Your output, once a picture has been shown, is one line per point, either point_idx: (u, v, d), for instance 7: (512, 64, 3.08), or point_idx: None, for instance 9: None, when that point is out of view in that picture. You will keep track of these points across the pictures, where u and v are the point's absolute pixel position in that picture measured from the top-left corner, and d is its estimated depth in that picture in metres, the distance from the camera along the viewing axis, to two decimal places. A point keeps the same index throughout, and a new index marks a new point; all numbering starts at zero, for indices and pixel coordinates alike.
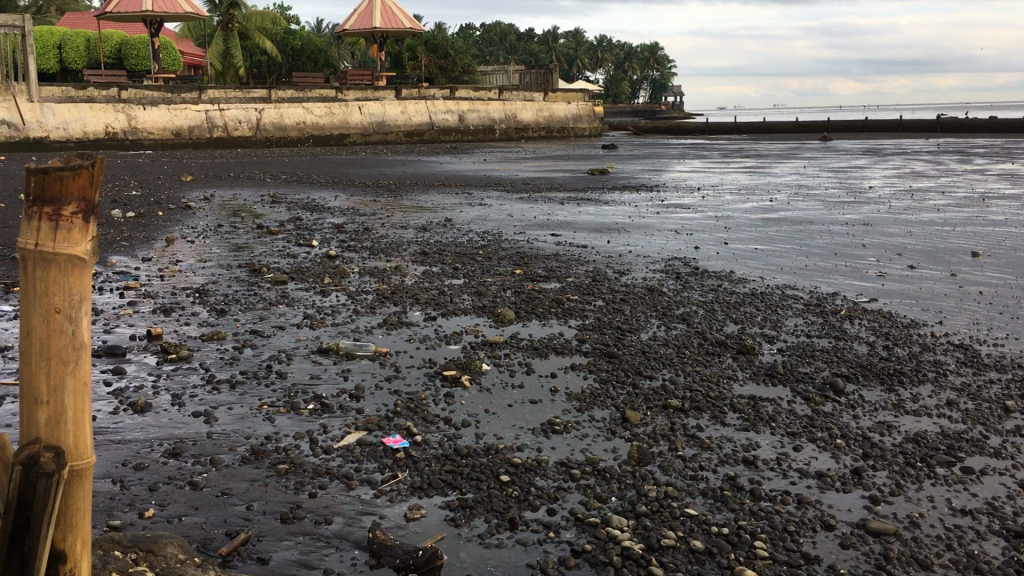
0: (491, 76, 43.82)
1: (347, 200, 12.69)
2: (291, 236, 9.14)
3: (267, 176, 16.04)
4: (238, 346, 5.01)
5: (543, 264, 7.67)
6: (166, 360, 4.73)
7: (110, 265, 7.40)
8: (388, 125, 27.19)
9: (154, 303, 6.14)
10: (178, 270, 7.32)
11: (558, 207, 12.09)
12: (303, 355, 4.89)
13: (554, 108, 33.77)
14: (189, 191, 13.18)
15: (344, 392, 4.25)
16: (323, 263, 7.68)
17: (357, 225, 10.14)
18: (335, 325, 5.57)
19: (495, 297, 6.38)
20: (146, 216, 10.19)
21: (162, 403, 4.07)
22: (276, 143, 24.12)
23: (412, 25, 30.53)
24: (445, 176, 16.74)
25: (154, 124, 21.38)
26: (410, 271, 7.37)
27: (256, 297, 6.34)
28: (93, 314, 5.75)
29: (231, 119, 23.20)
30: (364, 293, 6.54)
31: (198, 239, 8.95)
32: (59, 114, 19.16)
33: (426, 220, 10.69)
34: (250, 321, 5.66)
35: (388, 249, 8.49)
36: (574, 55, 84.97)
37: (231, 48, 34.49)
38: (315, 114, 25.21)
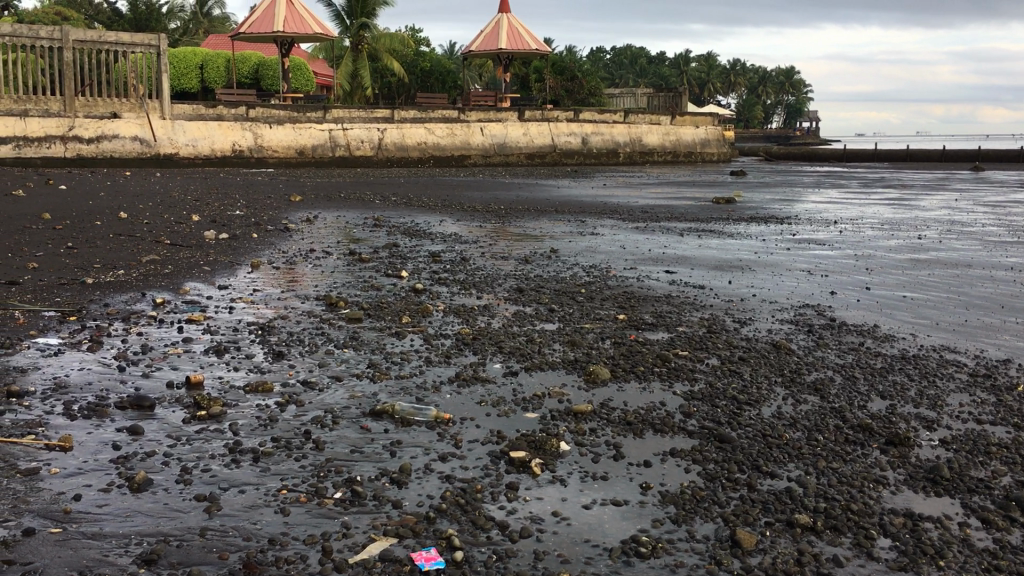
0: (620, 99, 42.78)
1: (455, 226, 12.01)
2: (382, 265, 8.52)
3: (379, 197, 15.61)
4: (281, 402, 4.31)
5: (651, 308, 6.74)
6: (194, 417, 4.07)
7: (181, 292, 6.89)
8: (510, 147, 26.55)
9: (210, 340, 5.55)
10: (252, 302, 6.75)
11: (676, 239, 11.11)
12: (351, 419, 4.13)
13: (681, 133, 32.55)
14: (294, 211, 12.80)
15: (385, 475, 3.46)
16: (407, 298, 7.00)
17: (456, 254, 9.44)
18: (400, 379, 4.82)
19: (590, 349, 5.49)
20: (240, 238, 9.78)
21: (167, 477, 3.37)
22: (398, 163, 23.80)
23: (539, 47, 29.88)
24: (560, 202, 15.93)
25: (279, 142, 21.39)
26: (501, 311, 6.59)
27: (321, 338, 5.67)
28: (140, 353, 5.17)
29: (354, 139, 23.01)
30: (443, 337, 5.79)
31: (287, 265, 8.43)
32: (189, 131, 19.29)
33: (531, 250, 9.90)
34: (306, 369, 4.98)
35: (482, 283, 7.74)
36: (705, 78, 82.95)
37: (360, 68, 34.81)
38: (437, 134, 24.86)
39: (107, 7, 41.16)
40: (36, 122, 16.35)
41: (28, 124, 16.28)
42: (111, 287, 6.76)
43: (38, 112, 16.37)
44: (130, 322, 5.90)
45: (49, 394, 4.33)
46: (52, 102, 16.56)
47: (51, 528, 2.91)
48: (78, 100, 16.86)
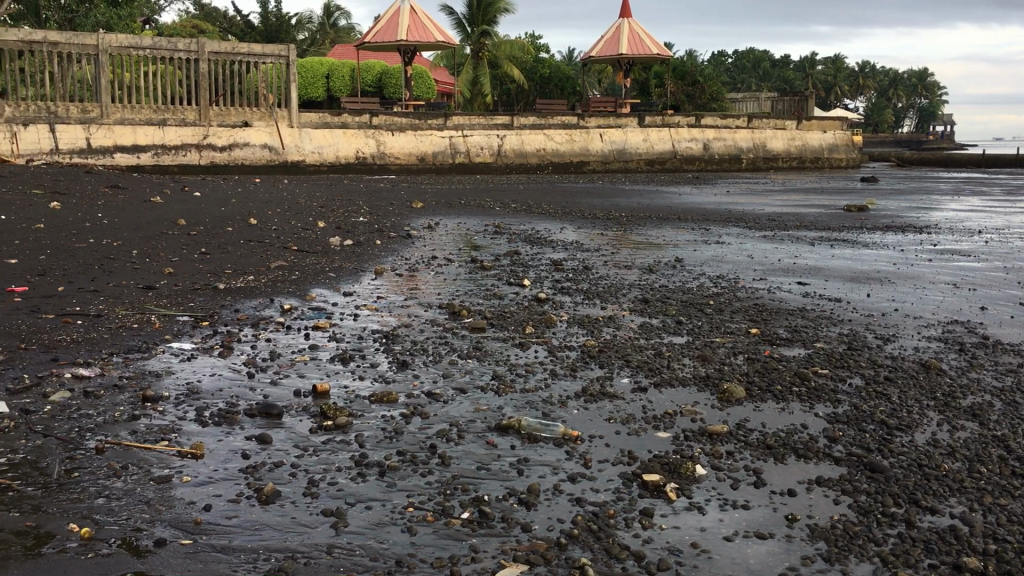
0: (743, 104, 41.83)
1: (575, 233, 11.88)
2: (503, 273, 8.46)
3: (499, 204, 15.60)
4: (407, 414, 4.25)
5: (785, 322, 6.43)
6: (321, 427, 4.04)
7: (308, 298, 6.97)
8: (630, 153, 26.20)
9: (335, 347, 5.56)
10: (376, 309, 6.77)
11: (806, 248, 10.67)
12: (477, 433, 4.03)
13: (808, 137, 31.42)
14: (415, 218, 12.91)
15: (513, 495, 3.33)
16: (531, 307, 6.90)
17: (578, 262, 9.29)
18: (525, 392, 4.70)
19: (722, 365, 5.25)
20: (364, 244, 9.90)
21: (294, 489, 3.33)
22: (517, 170, 23.81)
23: (661, 51, 29.39)
24: (682, 209, 15.57)
25: (401, 149, 21.71)
26: (626, 323, 6.41)
27: (445, 348, 5.61)
28: (268, 360, 5.21)
29: (474, 145, 23.13)
30: (568, 349, 5.64)
31: (409, 272, 8.45)
32: (315, 139, 19.78)
33: (654, 259, 9.67)
34: (431, 379, 4.92)
35: (606, 293, 7.57)
36: (832, 81, 80.27)
37: (480, 75, 35.08)
38: (556, 140, 24.74)
39: (240, 19, 42.85)
40: (174, 130, 17.04)
41: (166, 132, 16.96)
42: (241, 293, 6.89)
43: (176, 122, 17.07)
44: (259, 328, 5.98)
45: (183, 399, 4.38)
46: (188, 111, 17.22)
47: (183, 539, 2.90)
48: (212, 109, 17.50)
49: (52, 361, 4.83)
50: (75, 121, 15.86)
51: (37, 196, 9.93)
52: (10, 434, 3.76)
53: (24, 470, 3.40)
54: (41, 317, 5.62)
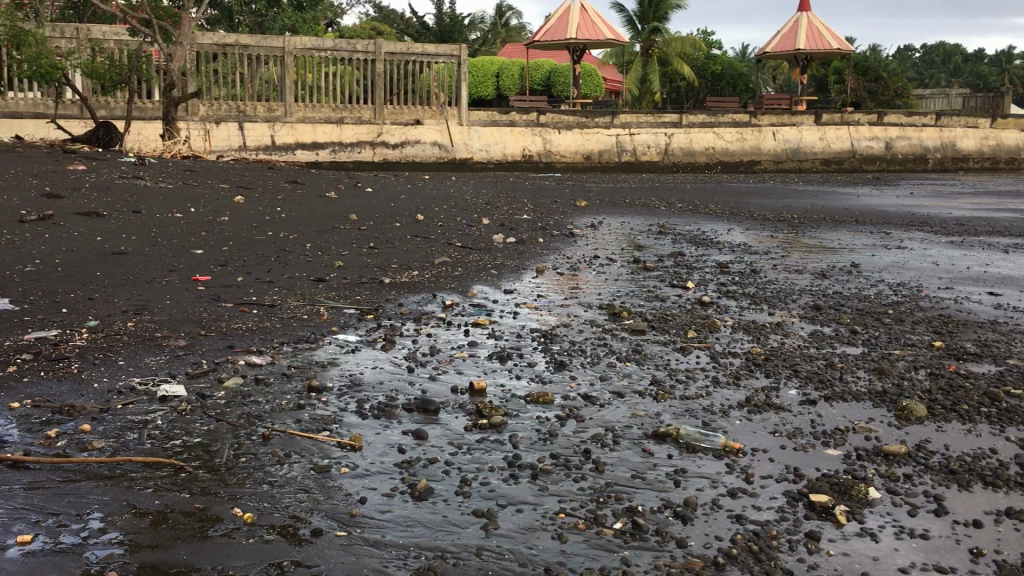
0: (931, 100, 39.69)
1: (744, 235, 11.50)
2: (667, 275, 8.27)
3: (665, 203, 15.31)
4: (562, 417, 4.19)
5: (972, 336, 5.96)
6: (476, 426, 4.04)
7: (469, 295, 7.03)
8: (805, 152, 25.08)
9: (494, 345, 5.57)
10: (536, 307, 6.76)
11: (999, 256, 9.90)
12: (633, 440, 3.92)
13: (1004, 136, 28.74)
14: (579, 217, 12.84)
15: (669, 507, 3.21)
16: (694, 311, 6.70)
17: (745, 265, 8.96)
18: (685, 399, 4.54)
19: (901, 380, 4.90)
20: (527, 242, 9.92)
21: (447, 487, 3.33)
22: (685, 169, 23.31)
23: (842, 46, 28.05)
24: (860, 212, 14.78)
25: (568, 148, 21.66)
26: (795, 330, 6.12)
27: (603, 349, 5.52)
28: (428, 355, 5.27)
29: (641, 143, 22.79)
30: (732, 355, 5.43)
31: (571, 271, 8.40)
32: (483, 137, 20.07)
33: (827, 263, 9.21)
34: (588, 381, 4.84)
35: (774, 298, 7.26)
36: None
37: (649, 73, 34.64)
38: (726, 139, 24.04)
39: (416, 20, 44.13)
40: (351, 128, 17.69)
41: (343, 130, 17.64)
42: (405, 288, 7.03)
43: (353, 120, 17.72)
44: (421, 322, 6.07)
45: (345, 391, 4.48)
46: (364, 110, 17.84)
47: (337, 531, 2.94)
48: (387, 108, 18.05)
49: (228, 348, 5.05)
50: (261, 120, 16.83)
51: (222, 190, 10.51)
52: (186, 417, 3.94)
53: (196, 453, 3.55)
54: (220, 305, 5.90)
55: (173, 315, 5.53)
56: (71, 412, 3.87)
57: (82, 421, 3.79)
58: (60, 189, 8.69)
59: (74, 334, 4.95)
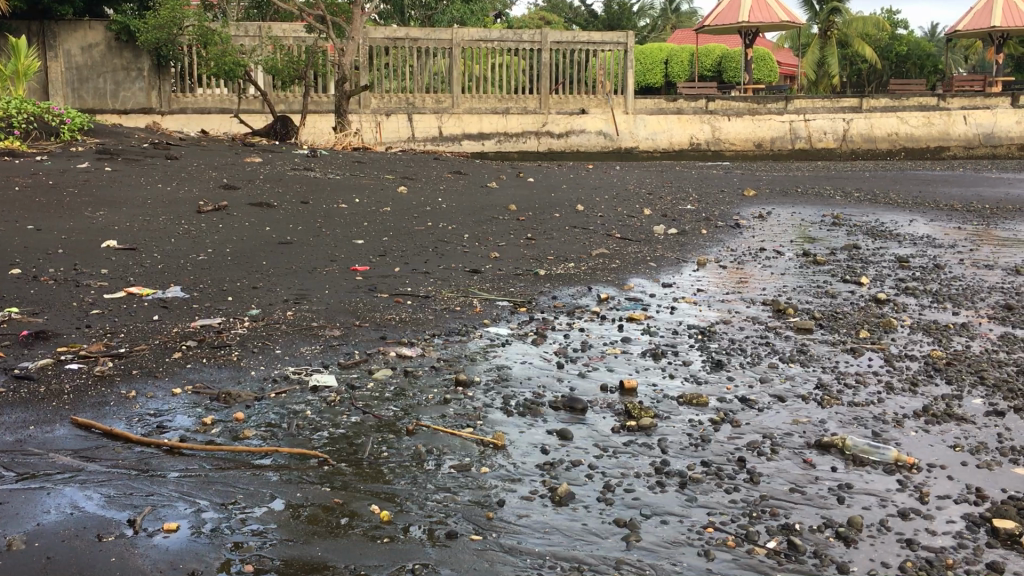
0: None
1: (927, 227, 10.71)
2: (839, 269, 7.79)
3: (840, 193, 14.50)
4: (716, 422, 3.96)
5: None
6: (624, 427, 3.88)
7: (625, 288, 6.83)
8: (1000, 137, 23.13)
9: (647, 342, 5.38)
10: (695, 302, 6.50)
11: None
12: (793, 449, 3.66)
13: None
14: (746, 207, 12.35)
15: (830, 527, 2.94)
16: (868, 309, 6.25)
17: (927, 259, 8.32)
18: (853, 406, 4.21)
19: None
20: (690, 233, 9.60)
21: (589, 492, 3.19)
22: (865, 156, 22.00)
23: None
24: None
25: (737, 135, 20.91)
26: (983, 332, 5.59)
27: (765, 349, 5.21)
28: (579, 350, 5.13)
29: (816, 130, 21.67)
30: (908, 359, 5.01)
31: (734, 264, 8.05)
32: (649, 125, 19.70)
33: (1023, 258, 8.44)
34: (746, 382, 4.58)
35: (960, 296, 6.68)
36: None
37: (827, 56, 33.05)
38: (911, 124, 22.50)
39: (584, 9, 43.97)
40: (516, 118, 17.76)
41: (509, 120, 17.73)
42: (560, 280, 6.91)
43: (518, 110, 17.78)
44: (574, 316, 5.95)
45: (492, 386, 4.41)
46: (529, 100, 17.86)
47: (472, 534, 2.85)
48: (552, 98, 18.00)
49: (380, 339, 5.09)
50: (430, 111, 17.13)
51: (387, 180, 10.74)
52: (334, 408, 3.97)
53: (341, 445, 3.55)
54: (377, 295, 5.98)
55: (331, 305, 5.64)
56: (226, 399, 3.97)
57: (237, 409, 3.88)
58: (236, 181, 9.09)
59: (237, 322, 5.12)
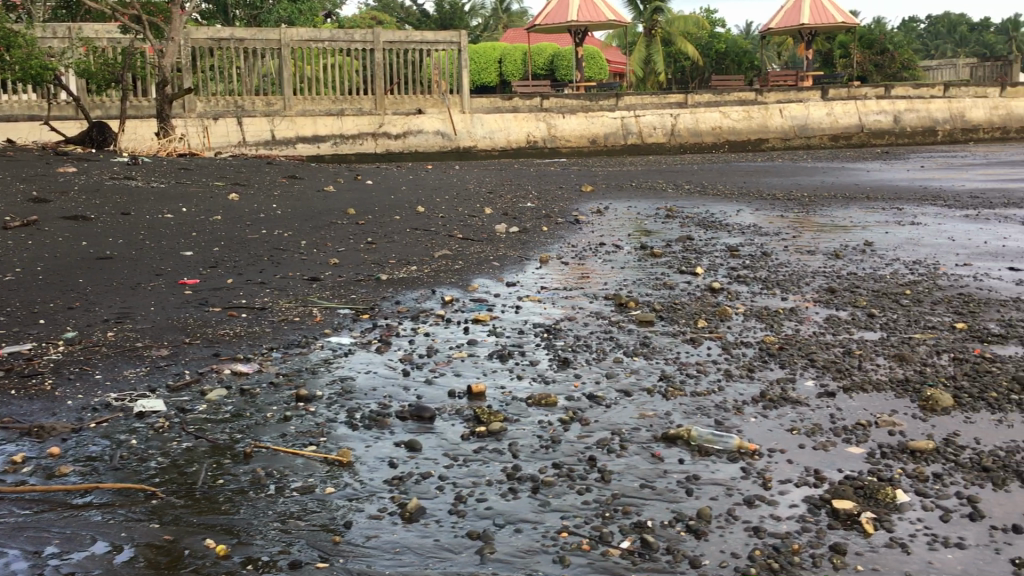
0: (937, 71, 39.49)
1: (753, 216, 11.19)
2: (675, 260, 7.99)
3: (672, 185, 14.99)
4: (564, 422, 3.94)
5: (997, 316, 5.71)
6: (473, 433, 3.80)
7: (469, 289, 6.77)
8: (813, 128, 24.54)
9: (493, 343, 5.32)
10: (539, 300, 6.51)
11: (1017, 228, 9.61)
12: (641, 444, 3.68)
13: (1013, 104, 28.09)
14: (584, 202, 12.55)
15: (680, 521, 2.95)
16: (704, 298, 6.42)
17: (756, 247, 8.68)
18: (696, 396, 4.29)
19: (924, 367, 4.64)
20: (530, 231, 9.66)
21: (440, 505, 3.09)
22: (692, 150, 22.84)
23: (848, 19, 27.54)
24: (871, 188, 14.41)
25: (572, 132, 21.30)
26: (811, 316, 5.84)
27: (609, 344, 5.26)
28: (425, 356, 5.02)
29: (646, 126, 22.34)
30: (744, 346, 5.17)
31: (575, 260, 8.13)
32: (487, 124, 19.77)
33: (841, 243, 8.93)
34: (593, 379, 4.59)
35: (787, 281, 6.98)
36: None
37: (653, 53, 34.19)
38: (733, 118, 23.53)
39: (416, 9, 43.78)
40: (352, 120, 17.43)
41: (344, 122, 17.38)
42: (403, 284, 6.78)
43: (353, 111, 17.45)
44: (418, 321, 5.83)
45: (335, 400, 4.24)
46: (364, 101, 17.56)
47: (318, 562, 2.70)
48: (388, 98, 17.76)
49: (213, 356, 4.82)
50: (261, 114, 16.58)
51: (217, 187, 10.27)
52: (163, 435, 3.71)
53: (173, 475, 3.31)
54: (208, 310, 5.67)
55: (158, 322, 5.31)
56: (39, 434, 3.63)
57: (51, 444, 3.56)
58: (46, 193, 8.45)
59: (50, 348, 4.72)
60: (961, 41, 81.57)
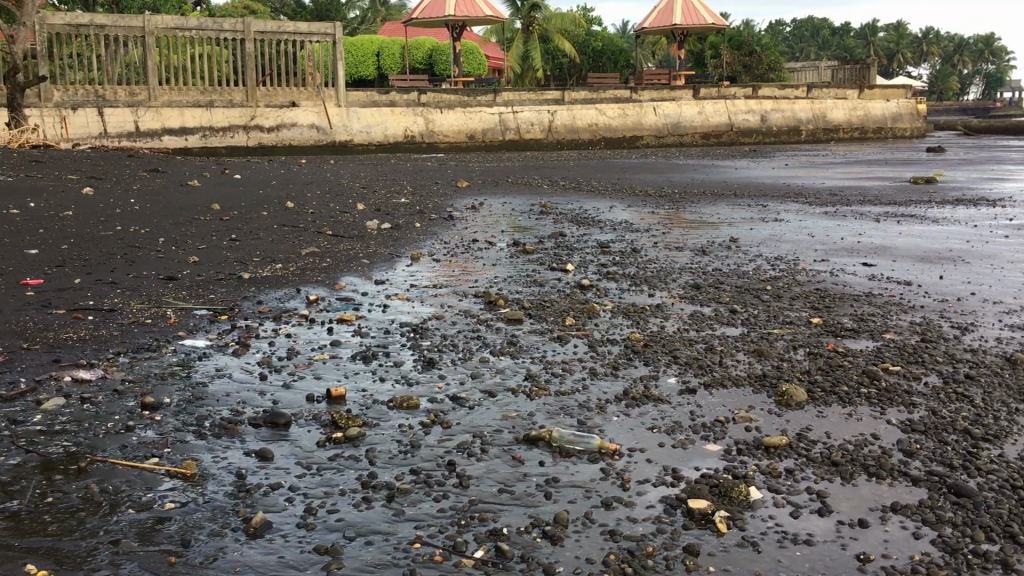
0: (802, 73, 41.20)
1: (626, 212, 11.35)
2: (547, 257, 8.00)
3: (547, 182, 15.07)
4: (425, 425, 3.84)
5: (850, 310, 5.92)
6: (329, 440, 3.67)
7: (336, 288, 6.59)
8: (685, 127, 25.15)
9: (358, 344, 5.18)
10: (408, 298, 6.38)
11: (872, 225, 10.06)
12: (502, 447, 3.61)
13: (871, 106, 29.50)
14: (459, 198, 12.47)
15: (536, 527, 2.90)
16: (573, 296, 6.43)
17: (626, 244, 8.78)
18: (560, 395, 4.27)
19: (782, 361, 4.75)
20: (403, 227, 9.51)
21: (288, 519, 2.95)
22: (569, 146, 23.07)
23: (718, 21, 28.34)
24: (738, 185, 14.85)
25: (450, 128, 21.17)
26: (677, 312, 5.92)
27: (477, 343, 5.19)
28: (284, 358, 4.83)
29: (524, 122, 22.47)
30: (611, 343, 5.19)
31: (447, 257, 8.03)
32: (363, 118, 19.43)
33: (708, 239, 9.14)
34: (458, 380, 4.51)
35: (655, 278, 7.06)
36: (893, 49, 79.87)
37: (531, 50, 34.39)
38: (609, 115, 23.88)
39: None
40: (221, 112, 16.83)
41: (214, 114, 16.76)
42: (266, 283, 6.54)
43: (223, 103, 16.86)
44: (280, 321, 5.63)
45: (184, 407, 4.02)
46: (235, 92, 16.98)
47: None
48: (260, 90, 17.23)
49: (54, 363, 4.51)
50: (123, 104, 15.67)
51: (70, 181, 9.71)
52: None
53: None
54: (51, 312, 5.31)
55: None
56: None
57: None
58: None
59: None
60: (823, 44, 85.36)
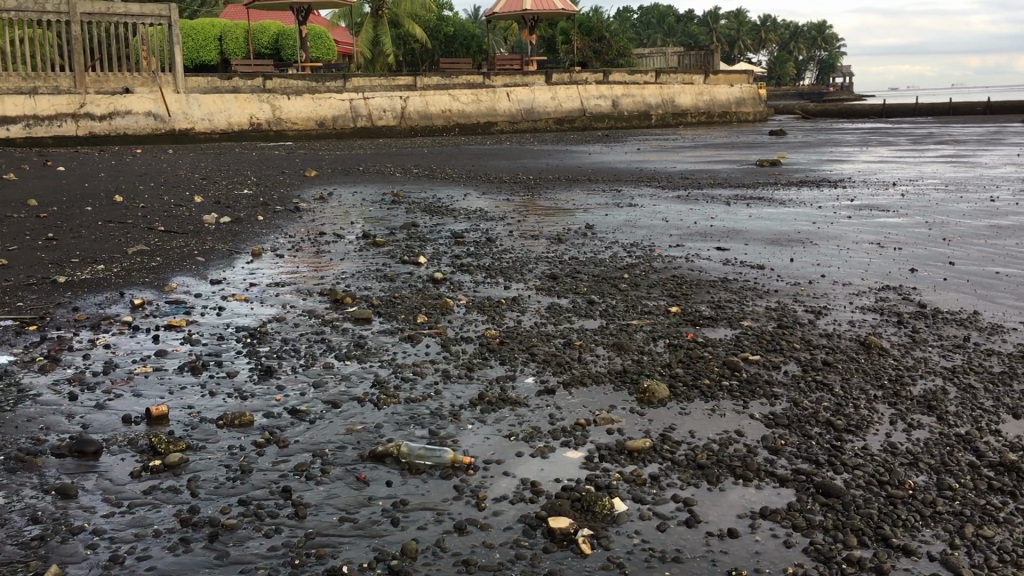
0: (649, 59, 42.12)
1: (481, 200, 11.08)
2: (399, 250, 7.63)
3: (400, 169, 14.66)
4: (259, 446, 3.44)
5: (707, 297, 5.83)
6: (146, 470, 3.22)
7: (166, 290, 6.02)
8: (538, 112, 25.16)
9: (188, 353, 4.69)
10: (246, 299, 5.89)
11: (723, 208, 10.16)
12: (345, 466, 3.26)
13: (716, 92, 30.37)
14: (306, 188, 11.89)
15: (382, 562, 2.58)
16: (425, 291, 6.09)
17: (481, 233, 8.50)
18: (410, 403, 3.93)
19: (642, 355, 4.57)
20: (245, 221, 8.92)
21: (88, 571, 2.52)
22: (422, 132, 22.72)
23: (568, 6, 28.48)
24: (593, 170, 14.85)
25: (298, 115, 20.37)
26: (533, 305, 5.68)
27: (320, 347, 4.79)
28: (100, 374, 4.30)
29: (376, 108, 21.88)
30: (465, 341, 4.88)
31: (292, 253, 7.53)
32: (205, 105, 18.40)
33: (564, 226, 8.96)
34: (298, 390, 4.10)
35: (510, 269, 6.81)
36: (733, 36, 82.96)
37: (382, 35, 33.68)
38: (462, 101, 23.64)
39: None
40: (46, 99, 15.52)
41: (37, 102, 15.42)
42: (85, 287, 5.90)
43: (48, 89, 15.56)
44: (99, 330, 5.05)
45: None
46: (61, 78, 15.72)
47: None
48: (89, 75, 16.01)
49: None
50: None
51: None
52: None
53: None
54: None
55: None
56: None
57: None
58: None
59: None
60: (670, 32, 87.83)
